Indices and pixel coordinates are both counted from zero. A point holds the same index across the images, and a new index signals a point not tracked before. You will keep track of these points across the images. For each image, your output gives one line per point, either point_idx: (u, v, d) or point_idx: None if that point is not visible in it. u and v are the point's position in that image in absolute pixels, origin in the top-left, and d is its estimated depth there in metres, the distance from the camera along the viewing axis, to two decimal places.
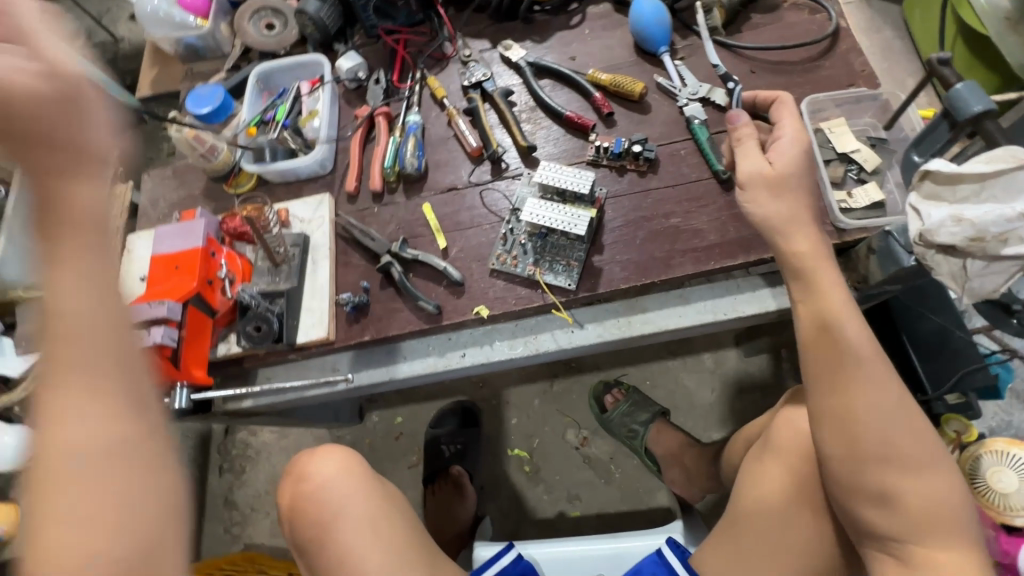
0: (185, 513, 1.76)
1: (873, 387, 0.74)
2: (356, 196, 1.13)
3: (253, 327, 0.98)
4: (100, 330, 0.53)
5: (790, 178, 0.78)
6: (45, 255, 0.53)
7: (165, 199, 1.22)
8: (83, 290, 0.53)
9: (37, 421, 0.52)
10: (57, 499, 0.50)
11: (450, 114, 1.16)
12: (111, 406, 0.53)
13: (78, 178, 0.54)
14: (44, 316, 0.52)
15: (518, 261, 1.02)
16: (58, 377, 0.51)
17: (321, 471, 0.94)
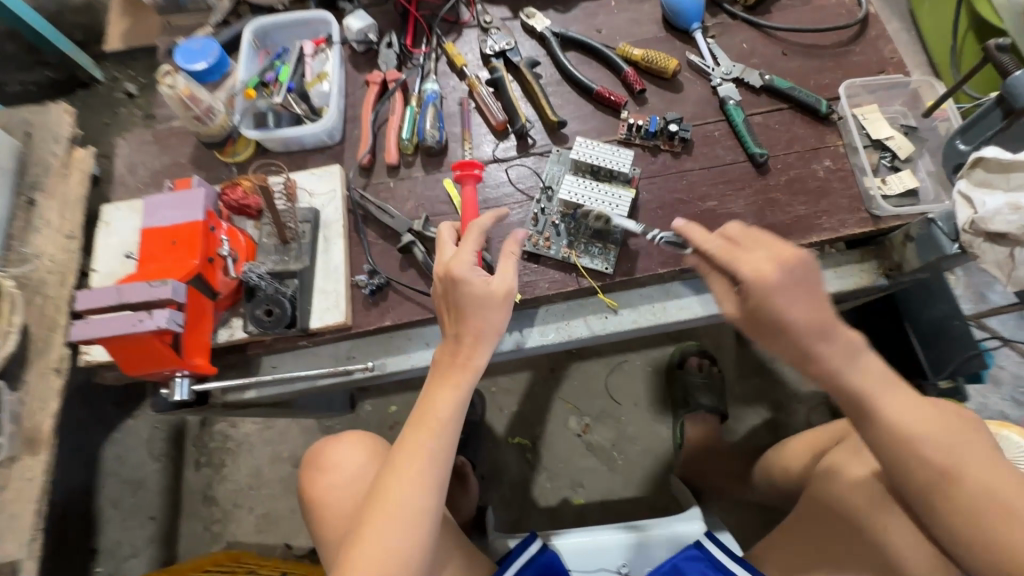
0: (157, 511, 1.63)
1: (907, 418, 0.66)
2: (369, 169, 1.04)
3: (263, 310, 0.90)
4: (444, 430, 0.75)
5: (788, 317, 0.66)
6: (439, 374, 0.77)
7: (146, 166, 1.08)
8: (454, 398, 0.76)
9: (388, 477, 0.74)
10: (375, 528, 0.72)
11: (471, 84, 1.08)
12: (424, 484, 0.74)
13: (481, 323, 0.76)
14: (423, 407, 0.77)
15: (551, 243, 0.97)
16: (407, 455, 0.75)
17: (343, 457, 1.00)
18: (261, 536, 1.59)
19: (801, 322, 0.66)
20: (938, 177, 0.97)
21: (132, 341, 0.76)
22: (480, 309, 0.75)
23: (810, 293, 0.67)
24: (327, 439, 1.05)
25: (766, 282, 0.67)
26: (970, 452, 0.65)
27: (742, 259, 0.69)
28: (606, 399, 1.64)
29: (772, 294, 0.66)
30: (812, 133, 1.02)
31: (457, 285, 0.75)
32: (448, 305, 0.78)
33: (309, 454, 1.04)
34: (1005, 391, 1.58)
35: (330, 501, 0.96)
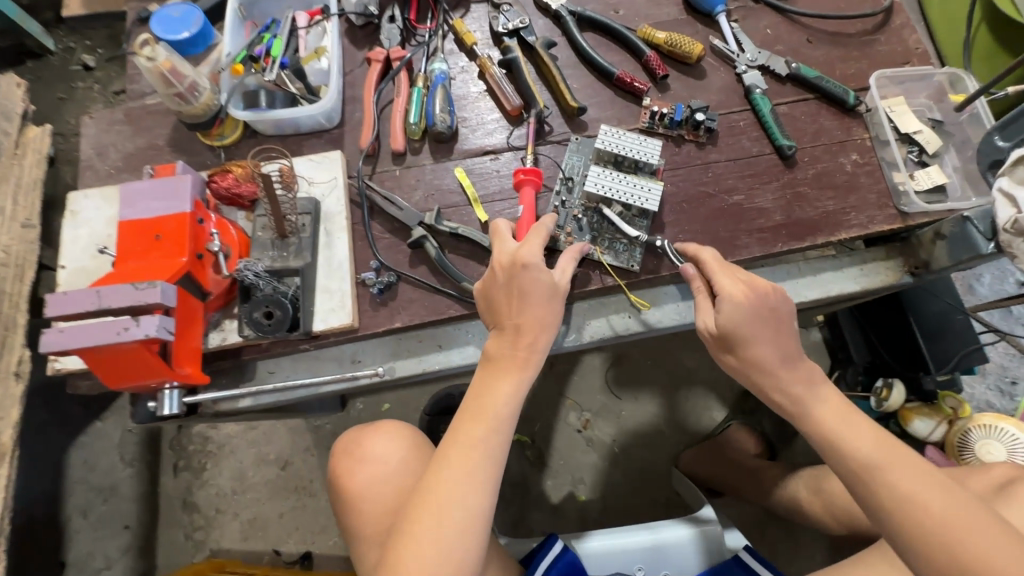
0: (132, 520, 1.52)
1: (863, 446, 0.69)
2: (373, 155, 0.96)
3: (261, 312, 0.80)
4: (498, 427, 0.75)
5: (758, 340, 0.73)
6: (493, 370, 0.77)
7: (117, 148, 0.97)
8: (508, 394, 0.76)
9: (437, 475, 0.73)
10: (425, 526, 0.70)
11: (483, 65, 1.00)
12: (477, 483, 0.72)
13: (541, 314, 0.77)
14: (476, 403, 0.76)
15: (574, 238, 0.91)
16: (458, 453, 0.73)
17: (382, 447, 0.90)
18: (247, 542, 1.50)
19: (768, 348, 0.74)
20: (964, 173, 0.95)
21: (114, 352, 0.67)
22: (544, 302, 0.77)
23: (783, 326, 0.75)
24: (360, 429, 0.96)
25: (740, 302, 0.74)
26: (900, 466, 0.67)
27: (720, 276, 0.77)
28: (607, 394, 1.61)
29: (744, 316, 0.74)
30: (838, 125, 0.98)
31: (527, 274, 0.77)
32: (511, 292, 0.77)
33: (340, 444, 0.95)
34: (989, 380, 1.55)
35: (369, 497, 0.86)
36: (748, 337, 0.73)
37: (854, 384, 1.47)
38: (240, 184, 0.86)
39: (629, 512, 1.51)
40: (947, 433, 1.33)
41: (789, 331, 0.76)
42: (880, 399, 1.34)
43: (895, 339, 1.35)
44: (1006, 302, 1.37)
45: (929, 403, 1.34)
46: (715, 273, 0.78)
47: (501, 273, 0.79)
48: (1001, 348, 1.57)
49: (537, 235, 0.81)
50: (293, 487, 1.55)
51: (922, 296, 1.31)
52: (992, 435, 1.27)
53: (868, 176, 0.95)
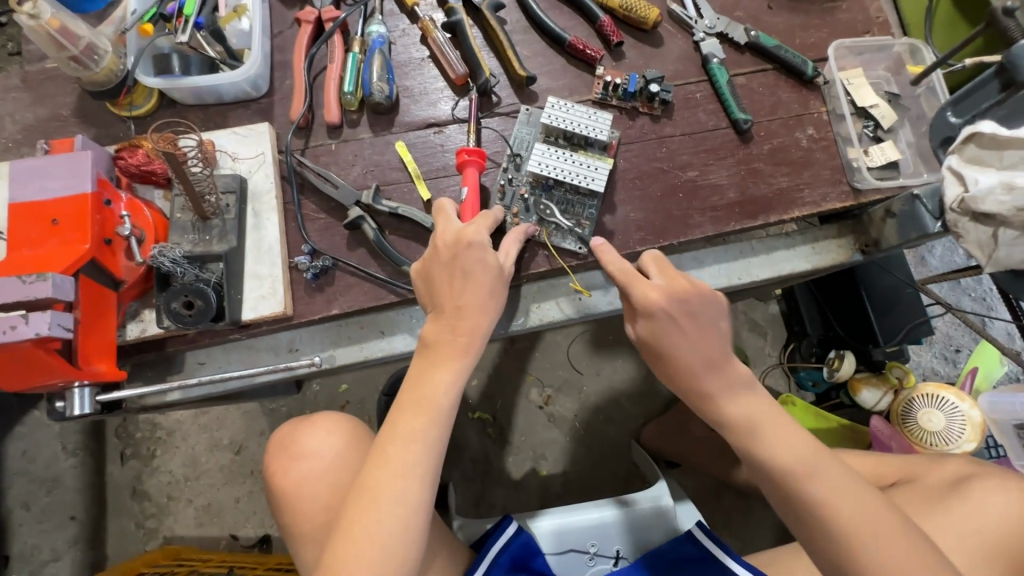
0: (79, 510, 1.45)
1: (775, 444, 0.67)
2: (306, 128, 0.89)
3: (181, 303, 0.73)
4: (439, 416, 0.70)
5: (672, 349, 0.71)
6: (431, 356, 0.72)
7: (16, 119, 0.87)
8: (449, 381, 0.71)
9: (372, 472, 0.68)
10: (362, 527, 0.65)
11: (425, 28, 0.92)
12: (416, 478, 0.67)
13: (485, 296, 0.73)
14: (413, 392, 0.71)
15: (521, 219, 0.87)
16: (396, 446, 0.68)
17: (317, 441, 0.87)
18: (202, 529, 1.47)
19: (689, 358, 0.70)
20: (917, 149, 0.94)
21: (3, 351, 0.62)
22: (487, 286, 0.73)
23: (706, 329, 0.72)
24: (296, 421, 0.92)
25: (659, 313, 0.71)
26: (817, 464, 0.65)
27: (637, 282, 0.73)
28: (568, 370, 1.60)
29: (659, 326, 0.71)
30: (796, 97, 0.95)
31: (472, 253, 0.73)
32: (453, 272, 0.73)
33: (275, 439, 0.91)
34: (935, 349, 1.60)
35: (304, 493, 0.83)
36: (662, 348, 0.71)
37: (807, 356, 1.48)
38: (150, 160, 0.78)
39: (589, 485, 1.53)
40: (893, 402, 1.36)
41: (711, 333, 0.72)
42: (832, 369, 1.37)
43: (848, 312, 1.37)
44: (955, 275, 1.39)
45: (877, 372, 1.37)
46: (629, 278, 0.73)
47: (443, 253, 0.75)
48: (947, 319, 1.62)
49: (480, 220, 0.77)
50: (249, 472, 1.51)
51: (874, 270, 1.33)
52: (935, 404, 1.30)
53: (823, 151, 0.93)
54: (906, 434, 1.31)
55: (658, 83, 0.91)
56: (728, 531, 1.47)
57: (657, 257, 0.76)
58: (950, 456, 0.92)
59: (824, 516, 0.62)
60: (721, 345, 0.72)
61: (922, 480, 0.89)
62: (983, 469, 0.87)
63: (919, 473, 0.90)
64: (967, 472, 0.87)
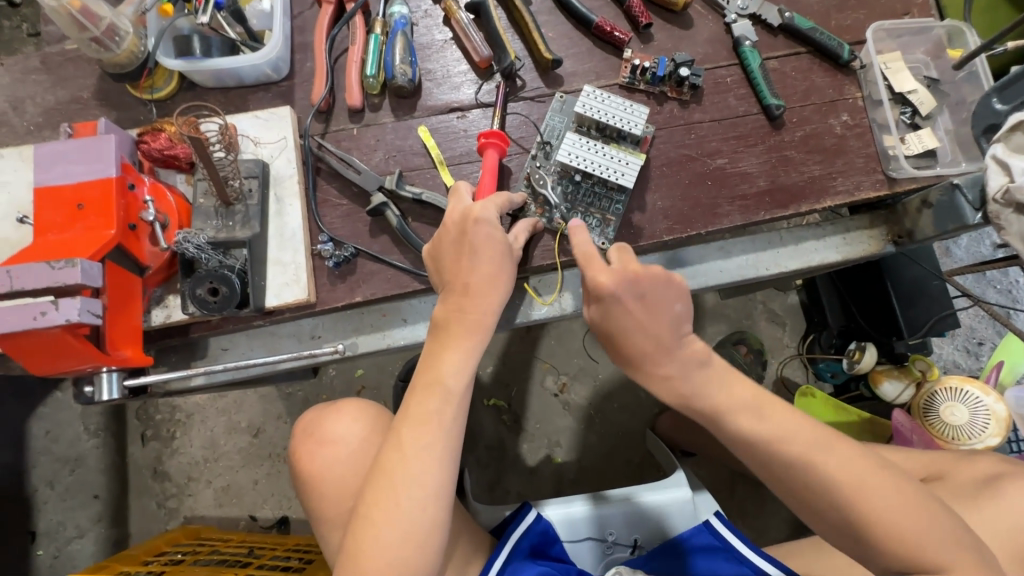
0: (102, 490, 1.49)
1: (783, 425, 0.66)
2: (327, 113, 0.87)
3: (206, 289, 0.73)
4: (451, 397, 0.69)
5: (621, 334, 0.70)
6: (443, 337, 0.71)
7: (37, 101, 0.87)
8: (460, 363, 0.70)
9: (389, 454, 0.68)
10: (382, 510, 0.65)
11: (447, 8, 0.90)
12: (432, 461, 0.67)
13: (493, 273, 0.71)
14: (424, 373, 0.71)
15: (546, 209, 0.85)
16: (411, 427, 0.68)
17: (344, 428, 0.87)
18: (222, 509, 1.49)
19: (639, 342, 0.69)
20: (956, 136, 0.90)
21: (32, 337, 0.61)
22: (497, 264, 0.72)
23: (657, 309, 0.70)
24: (320, 410, 0.93)
25: (609, 300, 0.69)
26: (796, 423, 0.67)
27: (591, 269, 0.69)
28: (584, 358, 1.60)
29: (609, 309, 0.69)
30: (830, 82, 0.92)
31: (481, 229, 0.71)
32: (462, 249, 0.72)
33: (300, 426, 0.92)
34: (957, 341, 1.57)
35: (331, 479, 0.84)
36: (611, 330, 0.70)
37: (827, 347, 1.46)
38: (173, 144, 0.77)
39: (604, 473, 1.54)
40: (914, 395, 1.34)
41: (667, 312, 0.70)
42: (852, 361, 1.35)
43: (872, 304, 1.34)
44: (982, 266, 1.34)
45: (899, 364, 1.36)
46: (585, 266, 0.70)
47: (452, 228, 0.73)
48: (971, 311, 1.59)
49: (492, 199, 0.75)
50: (267, 454, 1.53)
51: (901, 262, 1.30)
52: (958, 398, 1.28)
53: (856, 139, 0.90)
54: (926, 426, 1.29)
55: (687, 65, 0.88)
56: (742, 520, 1.47)
57: (623, 250, 0.72)
58: (980, 454, 0.90)
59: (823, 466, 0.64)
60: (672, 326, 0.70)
61: (954, 479, 0.87)
62: (1014, 469, 0.86)
63: (949, 470, 0.89)
64: (995, 469, 0.86)
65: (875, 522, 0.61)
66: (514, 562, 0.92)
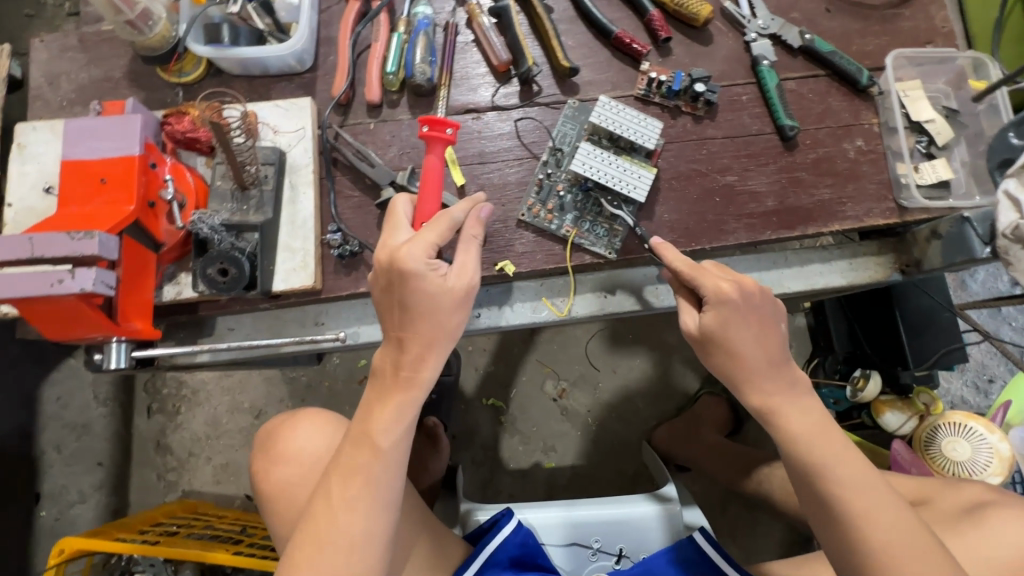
0: (106, 458, 1.53)
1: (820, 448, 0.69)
2: (347, 106, 0.90)
3: (216, 269, 0.76)
4: (380, 454, 0.68)
5: (737, 343, 0.72)
6: (380, 391, 0.70)
7: (70, 77, 0.90)
8: (390, 420, 0.69)
9: (319, 501, 0.68)
10: (307, 564, 0.65)
11: (471, 13, 0.92)
12: (358, 513, 0.67)
13: (427, 328, 0.69)
14: (360, 425, 0.70)
15: (554, 216, 0.86)
16: (339, 475, 0.68)
17: (300, 443, 0.86)
18: (220, 487, 1.52)
19: (750, 352, 0.72)
20: (971, 168, 0.89)
21: (47, 304, 0.63)
22: (431, 305, 0.69)
23: (769, 326, 0.73)
24: (282, 419, 0.92)
25: (729, 305, 0.72)
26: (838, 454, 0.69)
27: (707, 276, 0.74)
28: (585, 365, 1.60)
29: (728, 317, 0.72)
30: (847, 106, 0.92)
31: (406, 281, 0.68)
32: (392, 299, 0.69)
33: (262, 435, 0.92)
34: (966, 377, 1.54)
35: (286, 496, 0.84)
36: (727, 339, 0.72)
37: (831, 372, 1.43)
38: (196, 128, 0.80)
39: (597, 480, 1.54)
40: (916, 427, 1.32)
41: (775, 332, 0.74)
42: (856, 389, 1.32)
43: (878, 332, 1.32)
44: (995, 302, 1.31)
45: (903, 396, 1.33)
46: (694, 275, 0.74)
47: (383, 275, 0.70)
48: (982, 347, 1.57)
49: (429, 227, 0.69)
50: None
51: (909, 292, 1.29)
52: (962, 433, 1.26)
53: (869, 165, 0.90)
54: (926, 459, 1.28)
55: (702, 80, 0.88)
56: (733, 540, 1.46)
57: (718, 265, 0.77)
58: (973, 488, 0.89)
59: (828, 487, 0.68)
60: (781, 345, 0.74)
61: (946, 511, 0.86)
62: (1001, 498, 0.84)
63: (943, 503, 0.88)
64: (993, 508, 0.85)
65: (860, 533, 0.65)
66: (490, 573, 0.93)
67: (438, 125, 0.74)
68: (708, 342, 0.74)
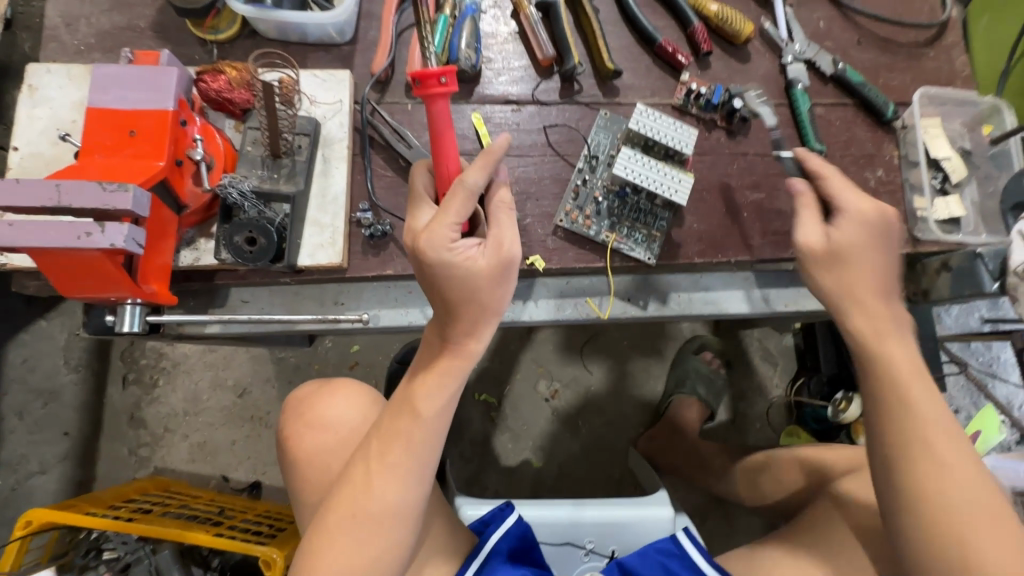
0: (73, 427, 1.42)
1: (910, 372, 0.69)
2: (386, 83, 0.88)
3: (243, 237, 0.72)
4: (421, 423, 0.71)
5: (861, 260, 0.71)
6: (427, 365, 0.73)
7: (90, 21, 0.85)
8: (434, 393, 0.71)
9: (359, 467, 0.71)
10: (342, 526, 0.69)
11: (518, 3, 0.91)
12: (396, 479, 0.70)
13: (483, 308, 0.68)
14: (403, 394, 0.73)
15: (593, 224, 0.86)
16: (378, 443, 0.71)
17: (336, 411, 0.88)
18: (195, 465, 1.46)
19: (876, 269, 0.72)
20: (980, 208, 0.94)
21: (71, 257, 0.59)
22: (470, 293, 0.67)
23: (891, 256, 0.73)
24: (316, 388, 0.94)
25: (853, 236, 0.72)
26: (923, 387, 0.69)
27: (851, 195, 0.74)
28: (579, 367, 1.61)
29: (863, 240, 0.71)
30: (870, 137, 0.95)
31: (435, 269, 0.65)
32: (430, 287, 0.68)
33: (294, 402, 0.93)
34: None
35: (315, 464, 0.85)
36: (850, 255, 0.71)
37: (816, 392, 1.48)
38: (232, 88, 0.76)
39: (583, 482, 1.55)
40: None
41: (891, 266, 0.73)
42: (839, 410, 1.36)
43: None
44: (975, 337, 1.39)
45: None
46: (839, 187, 0.75)
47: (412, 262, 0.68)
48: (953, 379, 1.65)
49: (448, 207, 0.64)
50: (249, 416, 1.50)
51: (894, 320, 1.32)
52: None
53: (888, 195, 0.93)
54: None
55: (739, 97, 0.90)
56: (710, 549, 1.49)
57: (880, 209, 0.74)
58: None
59: (906, 405, 0.68)
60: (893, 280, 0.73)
61: None
62: None
63: None
64: None
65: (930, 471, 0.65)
66: (493, 564, 0.93)
67: (431, 77, 0.61)
68: (823, 255, 0.72)
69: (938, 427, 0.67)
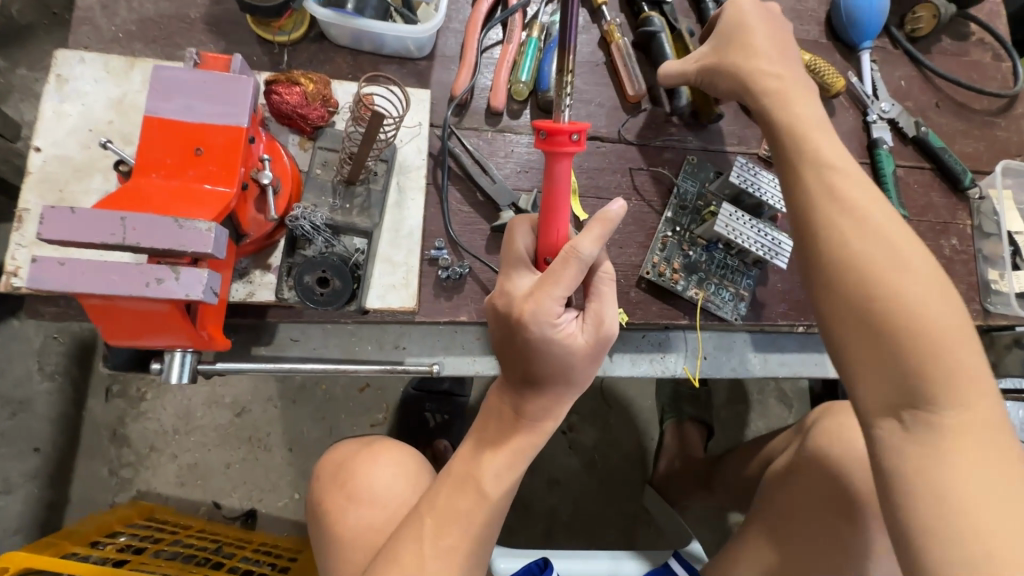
0: (46, 443, 1.29)
1: (851, 189, 0.60)
2: (464, 107, 0.80)
3: (315, 278, 0.63)
4: (485, 501, 0.64)
5: (764, 58, 0.71)
6: (493, 439, 0.65)
7: (132, 5, 0.74)
8: (500, 468, 0.64)
9: (407, 543, 0.62)
10: None
11: (608, 32, 0.85)
12: (453, 562, 0.62)
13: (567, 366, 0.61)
14: (463, 463, 0.66)
15: (680, 277, 0.80)
16: (435, 520, 0.63)
17: (380, 481, 0.80)
18: (184, 489, 1.33)
19: (775, 77, 0.70)
20: None
21: (131, 304, 0.49)
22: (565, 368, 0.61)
23: (790, 63, 0.71)
24: (355, 450, 0.86)
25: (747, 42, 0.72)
26: (869, 204, 0.59)
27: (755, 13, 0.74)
28: (598, 400, 1.56)
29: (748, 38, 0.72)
30: (946, 203, 0.94)
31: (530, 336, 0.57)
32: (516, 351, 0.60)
33: (330, 468, 0.85)
34: None
35: (359, 543, 0.75)
36: (749, 55, 0.71)
37: None
38: (308, 104, 0.68)
39: (597, 520, 1.50)
40: None
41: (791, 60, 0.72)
42: None
43: None
44: None
45: None
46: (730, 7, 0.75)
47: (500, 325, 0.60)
48: None
49: (557, 278, 0.55)
50: (246, 437, 1.38)
51: None
52: None
53: (961, 264, 0.92)
54: None
55: None
56: None
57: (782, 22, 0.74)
58: None
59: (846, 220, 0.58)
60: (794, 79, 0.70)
61: None
62: None
63: None
64: None
65: (880, 292, 0.54)
66: None
67: (560, 132, 0.51)
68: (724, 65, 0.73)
69: (886, 243, 0.56)
